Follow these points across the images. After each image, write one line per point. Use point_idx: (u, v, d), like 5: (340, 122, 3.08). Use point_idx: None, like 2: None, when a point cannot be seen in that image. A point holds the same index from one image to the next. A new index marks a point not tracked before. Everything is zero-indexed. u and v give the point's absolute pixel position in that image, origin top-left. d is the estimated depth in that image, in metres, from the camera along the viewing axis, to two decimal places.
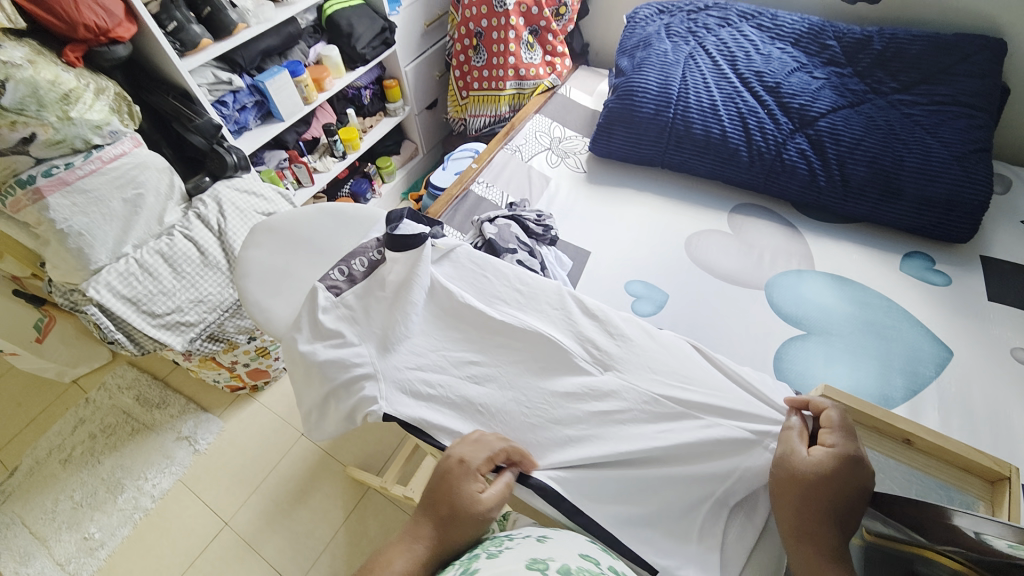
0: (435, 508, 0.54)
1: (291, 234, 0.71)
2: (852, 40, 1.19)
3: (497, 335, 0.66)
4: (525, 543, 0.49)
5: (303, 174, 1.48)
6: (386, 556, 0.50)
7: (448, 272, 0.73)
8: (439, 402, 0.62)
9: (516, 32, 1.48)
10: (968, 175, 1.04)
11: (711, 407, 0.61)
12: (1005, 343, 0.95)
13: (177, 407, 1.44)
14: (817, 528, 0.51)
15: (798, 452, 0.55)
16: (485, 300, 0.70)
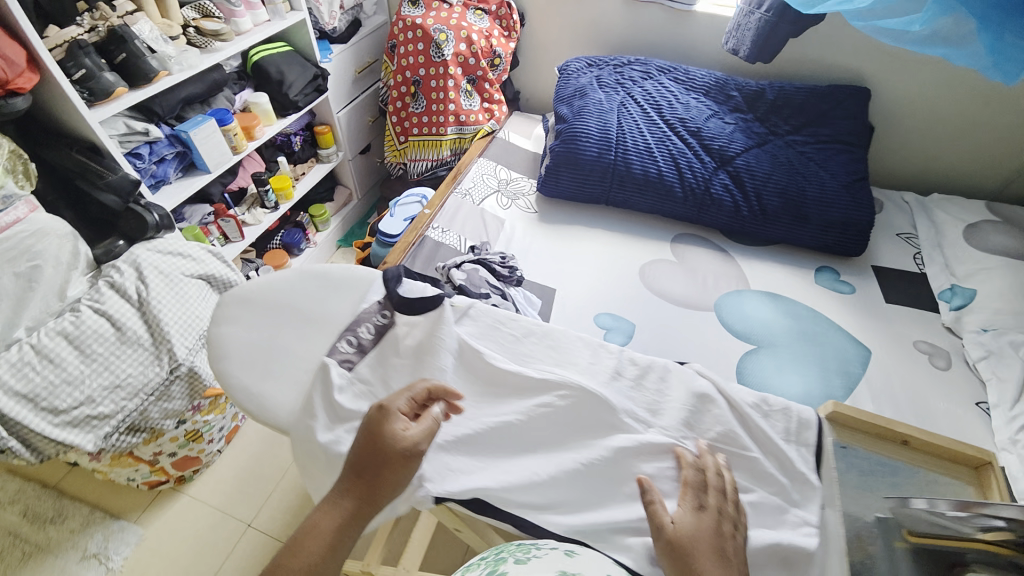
0: (358, 466, 0.53)
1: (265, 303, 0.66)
2: (749, 91, 1.39)
3: (541, 395, 0.62)
4: (553, 555, 0.49)
5: (231, 228, 1.35)
6: (314, 522, 0.51)
7: (470, 331, 0.67)
8: (488, 474, 0.57)
9: (455, 81, 1.51)
10: (856, 201, 1.25)
11: (752, 436, 0.61)
12: (908, 337, 1.13)
13: (77, 519, 1.17)
14: None
15: (657, 522, 0.51)
16: (518, 361, 0.65)
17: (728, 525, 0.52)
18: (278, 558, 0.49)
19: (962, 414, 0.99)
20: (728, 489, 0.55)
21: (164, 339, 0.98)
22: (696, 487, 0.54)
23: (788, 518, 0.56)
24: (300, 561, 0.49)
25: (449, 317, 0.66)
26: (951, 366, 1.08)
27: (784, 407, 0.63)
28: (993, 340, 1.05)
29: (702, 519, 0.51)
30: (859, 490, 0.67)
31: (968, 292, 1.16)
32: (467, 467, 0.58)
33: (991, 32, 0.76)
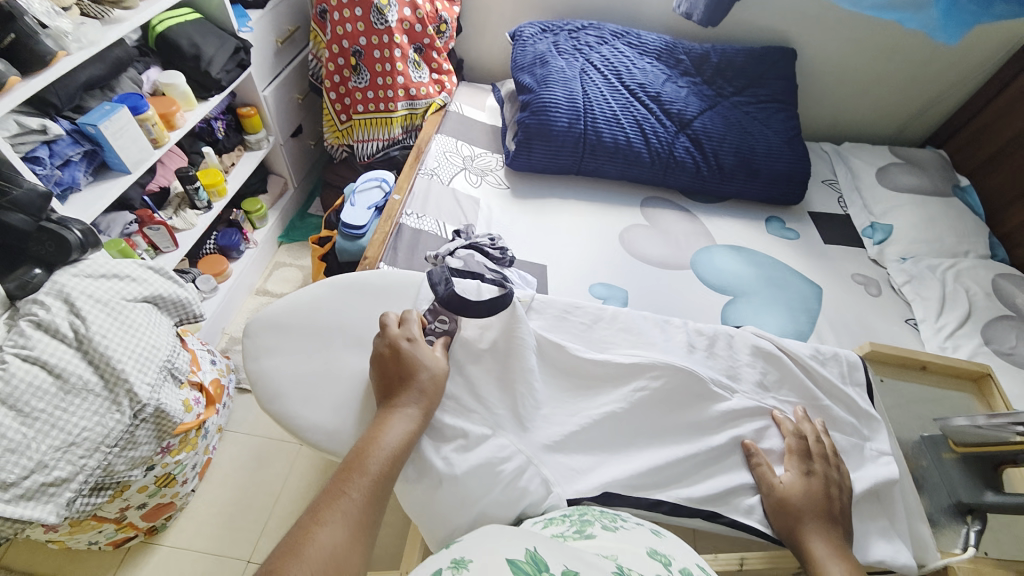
0: (404, 380, 0.64)
1: (309, 326, 0.75)
2: (696, 55, 1.45)
3: (636, 380, 0.72)
4: (640, 531, 0.52)
5: (162, 237, 1.17)
6: (379, 430, 0.59)
7: (540, 325, 0.77)
8: (607, 465, 0.66)
9: (402, 51, 1.39)
10: (796, 155, 1.38)
11: (782, 384, 0.74)
12: (848, 271, 1.30)
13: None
14: (817, 534, 0.59)
15: (767, 482, 0.64)
16: (598, 348, 0.75)
17: (834, 487, 0.63)
18: (355, 461, 0.56)
19: (898, 332, 1.18)
20: (832, 454, 0.66)
21: (119, 380, 0.82)
22: (801, 455, 0.65)
23: (870, 453, 0.70)
24: (379, 458, 0.57)
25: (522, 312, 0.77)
26: (882, 292, 1.26)
27: (835, 354, 0.77)
28: (913, 266, 1.27)
29: (810, 483, 0.62)
30: (902, 418, 0.82)
31: (887, 227, 1.35)
32: (570, 460, 0.66)
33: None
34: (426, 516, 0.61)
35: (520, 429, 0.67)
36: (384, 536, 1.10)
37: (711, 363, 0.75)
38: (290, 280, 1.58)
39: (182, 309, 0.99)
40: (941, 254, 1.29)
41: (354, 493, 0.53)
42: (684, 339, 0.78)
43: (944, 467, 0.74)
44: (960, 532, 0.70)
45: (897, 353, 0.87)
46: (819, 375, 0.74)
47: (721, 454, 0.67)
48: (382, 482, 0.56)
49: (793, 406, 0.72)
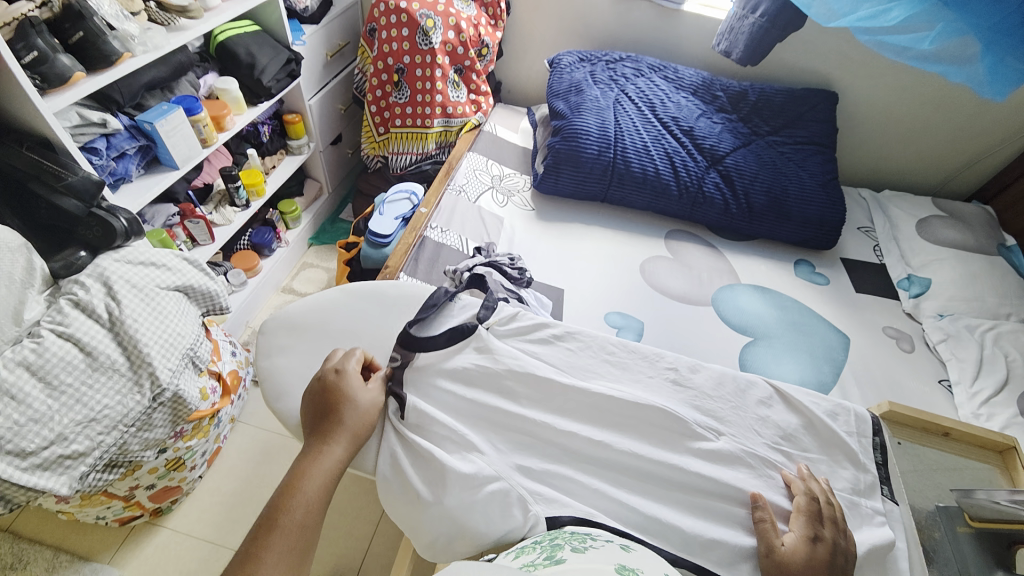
0: (328, 422, 0.63)
1: (323, 329, 0.78)
2: (734, 92, 1.45)
3: (638, 415, 0.69)
4: (609, 548, 0.51)
5: (200, 230, 1.23)
6: (298, 481, 0.58)
7: (550, 350, 0.76)
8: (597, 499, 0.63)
9: (443, 71, 1.44)
10: (831, 200, 1.34)
11: (794, 436, 0.71)
12: (879, 323, 1.25)
13: (41, 565, 1.04)
14: None
15: (767, 541, 0.58)
16: (605, 376, 0.74)
17: (840, 559, 0.57)
18: (271, 514, 0.55)
19: (928, 392, 1.12)
20: (840, 523, 0.61)
21: (143, 363, 0.86)
22: (811, 516, 0.60)
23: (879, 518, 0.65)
24: (295, 513, 0.55)
25: (532, 333, 0.77)
26: (914, 349, 1.20)
27: (846, 407, 0.74)
28: (950, 324, 1.20)
29: (815, 549, 0.57)
30: (921, 485, 0.77)
31: (924, 280, 1.30)
32: (563, 490, 0.64)
33: (995, 56, 0.90)
34: (415, 524, 0.63)
35: (514, 451, 0.67)
36: (377, 544, 1.11)
37: (709, 405, 0.72)
38: (315, 281, 1.62)
39: (210, 300, 1.03)
40: (982, 314, 1.22)
41: (269, 556, 0.51)
42: (689, 377, 0.75)
43: (958, 541, 0.70)
44: None
45: (916, 416, 0.82)
46: (829, 429, 0.71)
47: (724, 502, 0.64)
48: (303, 537, 0.54)
49: (798, 462, 0.68)
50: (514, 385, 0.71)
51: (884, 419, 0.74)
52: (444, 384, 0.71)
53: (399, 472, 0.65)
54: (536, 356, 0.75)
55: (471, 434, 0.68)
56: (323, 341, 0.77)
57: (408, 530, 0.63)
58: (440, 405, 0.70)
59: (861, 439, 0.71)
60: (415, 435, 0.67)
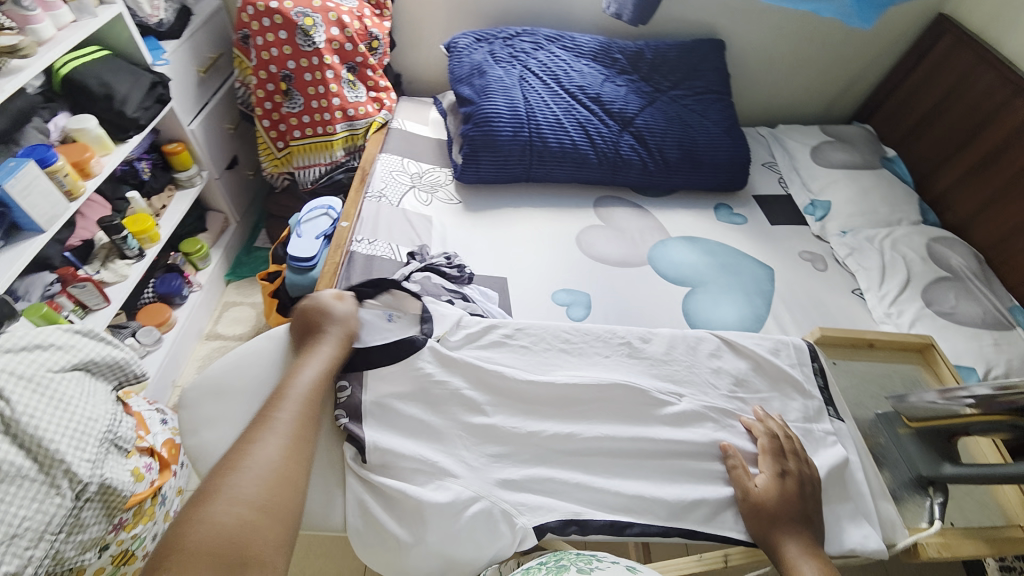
0: (314, 329, 0.71)
1: (255, 381, 0.71)
2: (631, 53, 1.47)
3: (604, 395, 0.70)
4: (616, 569, 0.52)
5: (90, 293, 1.08)
6: (298, 366, 0.66)
7: (506, 349, 0.74)
8: (582, 493, 0.64)
9: (334, 71, 1.34)
10: (735, 143, 1.42)
11: (743, 376, 0.76)
12: (795, 250, 1.35)
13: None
14: (788, 526, 0.60)
15: (742, 486, 0.64)
16: (566, 362, 0.74)
17: (805, 485, 0.63)
18: (276, 395, 0.63)
19: (845, 305, 1.24)
20: (800, 452, 0.67)
21: (55, 461, 0.76)
22: (775, 454, 0.65)
23: (828, 433, 0.72)
24: (299, 389, 0.64)
25: (486, 337, 0.75)
26: (827, 267, 1.32)
27: (783, 339, 0.79)
28: (853, 239, 1.34)
29: (784, 483, 0.62)
30: (859, 398, 0.82)
31: (826, 204, 1.42)
32: (548, 490, 0.64)
33: None
34: (400, 569, 0.60)
35: (491, 461, 0.65)
36: None
37: (668, 366, 0.75)
38: (242, 321, 1.50)
39: (120, 370, 0.93)
40: (877, 225, 1.36)
41: (281, 415, 0.60)
42: (643, 343, 0.77)
43: (906, 445, 0.75)
44: (924, 506, 0.71)
45: (845, 335, 0.88)
46: (773, 364, 0.76)
47: (694, 457, 0.67)
48: (303, 418, 0.61)
49: (752, 405, 0.73)
50: (477, 393, 0.70)
51: (816, 342, 0.80)
52: (406, 410, 0.68)
53: (372, 522, 0.61)
54: (494, 356, 0.73)
55: (442, 455, 0.65)
56: (253, 394, 0.71)
57: None
58: (404, 433, 0.67)
59: (802, 368, 0.77)
60: (381, 473, 0.64)
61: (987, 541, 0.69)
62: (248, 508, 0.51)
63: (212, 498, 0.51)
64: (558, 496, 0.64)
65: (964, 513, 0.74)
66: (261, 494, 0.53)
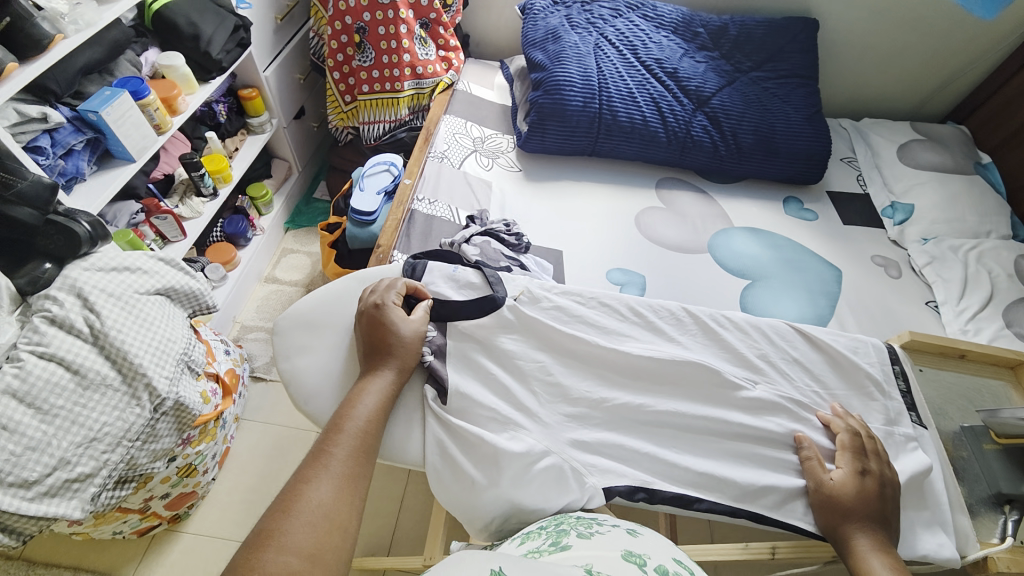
0: (378, 345, 0.66)
1: (339, 322, 0.74)
2: (714, 28, 1.39)
3: (670, 374, 0.70)
4: (616, 533, 0.53)
5: (169, 226, 1.15)
6: (358, 395, 0.62)
7: (575, 316, 0.74)
8: (646, 464, 0.65)
9: (407, 27, 1.34)
10: (817, 133, 1.34)
11: (814, 374, 0.73)
12: (868, 253, 1.28)
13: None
14: (861, 522, 0.58)
15: (816, 478, 0.62)
16: (635, 337, 0.74)
17: (885, 487, 0.61)
18: (335, 423, 0.59)
19: (916, 314, 1.17)
20: (881, 454, 0.64)
21: (137, 374, 0.83)
22: (856, 452, 0.63)
23: (900, 438, 0.69)
24: (357, 422, 0.59)
25: (556, 303, 0.75)
26: (901, 275, 1.24)
27: (861, 340, 0.76)
28: (934, 247, 1.25)
29: (863, 482, 0.61)
30: (944, 407, 0.78)
31: (907, 206, 1.32)
32: (616, 456, 0.65)
33: None
34: (470, 509, 0.62)
35: (565, 421, 0.67)
36: (405, 519, 1.14)
37: (737, 352, 0.73)
38: (299, 268, 1.56)
39: (195, 300, 0.99)
40: (963, 235, 1.27)
41: (338, 451, 0.56)
42: (711, 325, 0.75)
43: (987, 459, 0.71)
44: (997, 522, 0.68)
45: (938, 342, 0.81)
46: (847, 363, 0.73)
47: (753, 446, 0.66)
48: (363, 446, 0.57)
49: (830, 401, 0.71)
50: (553, 354, 0.71)
51: (896, 345, 0.76)
52: (474, 362, 0.70)
53: (449, 460, 0.63)
54: (569, 319, 0.74)
55: (515, 408, 0.67)
56: (335, 329, 0.73)
57: (463, 517, 0.63)
58: (482, 380, 0.69)
59: (884, 368, 0.74)
60: (458, 418, 0.66)
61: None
62: (296, 558, 0.46)
63: (272, 537, 0.47)
64: (624, 462, 0.65)
65: None
66: (314, 539, 0.48)
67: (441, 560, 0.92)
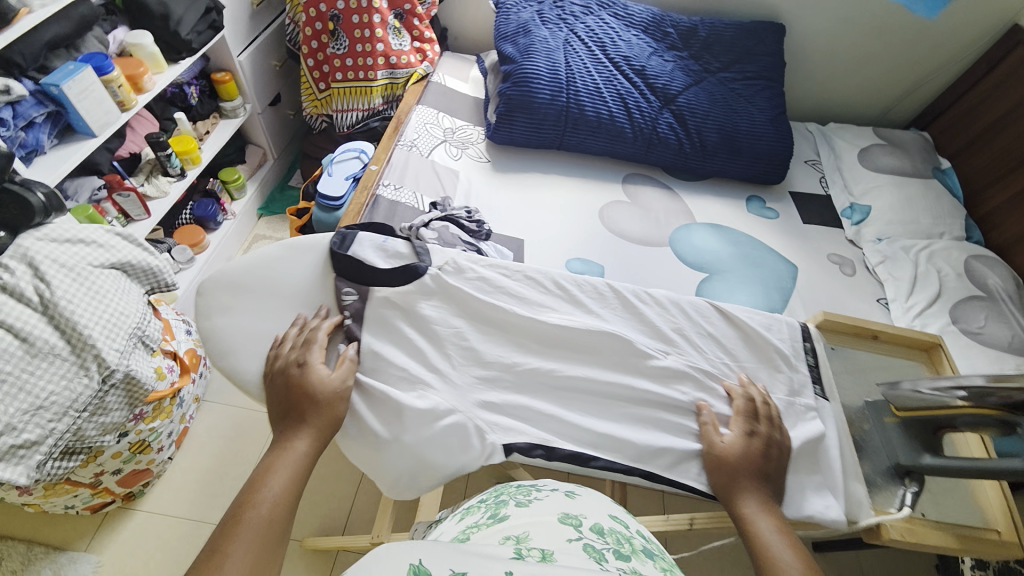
0: (294, 412, 0.63)
1: (260, 285, 0.74)
2: (684, 29, 1.42)
3: (597, 348, 0.73)
4: (554, 497, 0.55)
5: (132, 203, 1.16)
6: (267, 472, 0.58)
7: (483, 285, 0.75)
8: (560, 430, 0.68)
9: (381, 16, 1.36)
10: (779, 133, 1.37)
11: (738, 354, 0.75)
12: (825, 251, 1.31)
13: (13, 559, 1.05)
14: (747, 480, 0.62)
15: (709, 440, 0.66)
16: (552, 308, 0.75)
17: (772, 448, 0.65)
18: (235, 511, 0.54)
19: (865, 311, 1.20)
20: (776, 420, 0.68)
21: (86, 345, 0.84)
22: (748, 416, 0.67)
23: (800, 410, 0.71)
24: (261, 509, 0.54)
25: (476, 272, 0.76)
26: (855, 273, 1.28)
27: (777, 319, 0.78)
28: (888, 247, 1.28)
29: (751, 443, 0.65)
30: (854, 383, 0.80)
31: (865, 208, 1.36)
32: (520, 416, 0.68)
33: None
34: (378, 466, 0.65)
35: (474, 382, 0.70)
36: (361, 502, 1.15)
37: (652, 326, 0.76)
38: None
39: (154, 277, 1.00)
40: (916, 236, 1.31)
41: (235, 549, 0.51)
42: (636, 299, 0.77)
43: (887, 433, 0.74)
44: (895, 493, 0.70)
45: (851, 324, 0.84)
46: (763, 341, 0.75)
47: (666, 418, 0.69)
48: (268, 534, 0.53)
49: (737, 372, 0.74)
50: (470, 320, 0.74)
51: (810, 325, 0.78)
52: (398, 327, 0.72)
53: (354, 415, 0.66)
54: (492, 290, 0.75)
55: (425, 368, 0.70)
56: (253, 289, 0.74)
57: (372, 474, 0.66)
58: (397, 343, 0.71)
59: (793, 344, 0.76)
60: (370, 376, 0.69)
61: (958, 537, 0.66)
62: None
63: None
64: (529, 422, 0.69)
65: (937, 505, 0.71)
66: None
67: (388, 539, 0.94)
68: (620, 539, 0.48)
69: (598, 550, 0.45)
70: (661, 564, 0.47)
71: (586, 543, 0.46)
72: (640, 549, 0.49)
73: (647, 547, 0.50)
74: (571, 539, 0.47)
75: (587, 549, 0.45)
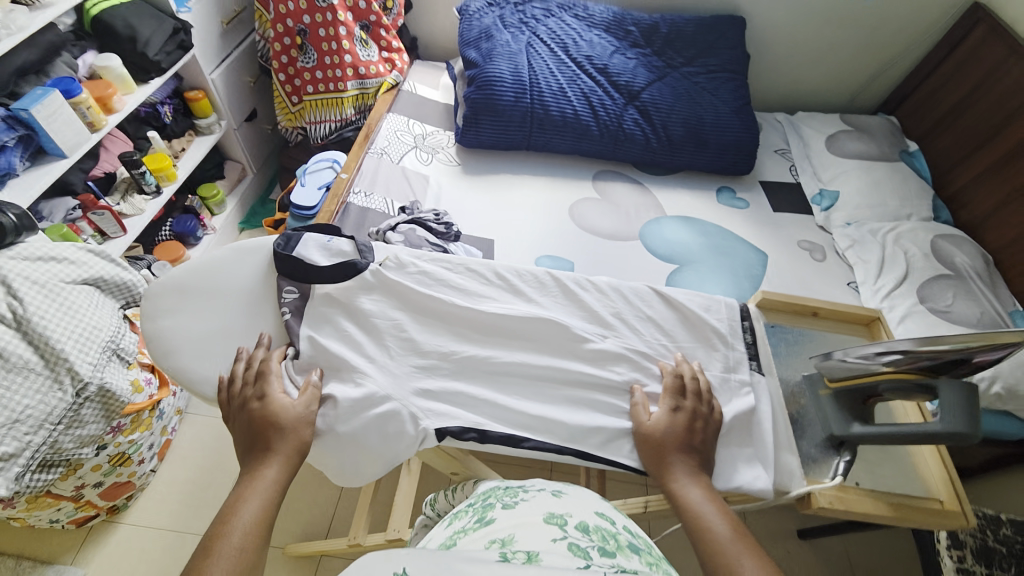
0: (260, 443, 0.62)
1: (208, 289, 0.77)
2: (645, 26, 1.45)
3: (528, 332, 0.76)
4: (540, 498, 0.56)
5: (108, 221, 1.18)
6: (237, 503, 0.57)
7: (422, 279, 0.78)
8: (506, 417, 0.69)
9: (347, 28, 1.38)
10: (745, 124, 1.39)
11: (676, 335, 0.79)
12: (794, 237, 1.33)
13: (1, 573, 1.06)
14: (673, 455, 0.65)
15: (638, 419, 0.68)
16: (491, 299, 0.78)
17: (699, 421, 0.68)
18: (206, 547, 0.53)
19: (834, 294, 1.21)
20: (705, 395, 0.71)
21: (59, 359, 0.86)
22: (674, 392, 0.70)
23: (733, 385, 0.74)
24: (233, 538, 0.54)
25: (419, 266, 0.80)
26: (826, 258, 1.29)
27: (715, 300, 0.81)
28: (856, 231, 1.30)
29: (675, 418, 0.67)
30: (790, 359, 0.83)
31: (834, 194, 1.38)
32: (455, 401, 0.70)
33: None
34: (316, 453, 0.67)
35: (412, 371, 0.71)
36: (344, 506, 1.16)
37: (590, 311, 0.79)
38: None
39: (128, 291, 1.02)
40: (884, 218, 1.32)
41: None
42: (576, 288, 0.81)
43: (823, 403, 0.75)
44: (831, 464, 0.72)
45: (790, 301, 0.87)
46: (697, 320, 0.79)
47: (602, 397, 0.72)
48: (243, 563, 0.53)
49: (673, 352, 0.77)
50: (411, 313, 0.76)
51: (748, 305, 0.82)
52: (341, 324, 0.74)
53: None
54: (433, 282, 0.78)
55: (363, 360, 0.71)
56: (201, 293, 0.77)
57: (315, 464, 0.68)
58: (336, 336, 0.73)
59: (730, 323, 0.79)
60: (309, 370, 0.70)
61: (894, 505, 0.68)
62: None
63: None
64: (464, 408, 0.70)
65: (871, 472, 0.73)
66: None
67: (364, 540, 0.95)
68: (605, 536, 0.48)
69: (584, 549, 0.45)
70: (647, 559, 0.47)
71: (571, 543, 0.46)
72: (626, 545, 0.49)
73: (633, 543, 0.50)
74: (557, 539, 0.46)
75: (573, 549, 0.45)
